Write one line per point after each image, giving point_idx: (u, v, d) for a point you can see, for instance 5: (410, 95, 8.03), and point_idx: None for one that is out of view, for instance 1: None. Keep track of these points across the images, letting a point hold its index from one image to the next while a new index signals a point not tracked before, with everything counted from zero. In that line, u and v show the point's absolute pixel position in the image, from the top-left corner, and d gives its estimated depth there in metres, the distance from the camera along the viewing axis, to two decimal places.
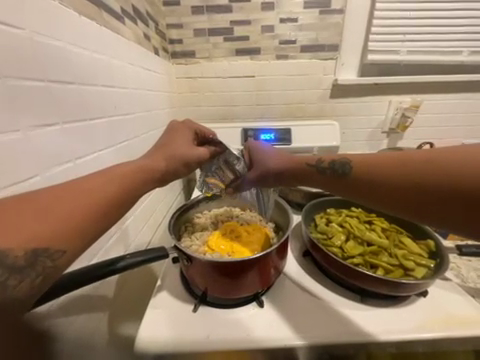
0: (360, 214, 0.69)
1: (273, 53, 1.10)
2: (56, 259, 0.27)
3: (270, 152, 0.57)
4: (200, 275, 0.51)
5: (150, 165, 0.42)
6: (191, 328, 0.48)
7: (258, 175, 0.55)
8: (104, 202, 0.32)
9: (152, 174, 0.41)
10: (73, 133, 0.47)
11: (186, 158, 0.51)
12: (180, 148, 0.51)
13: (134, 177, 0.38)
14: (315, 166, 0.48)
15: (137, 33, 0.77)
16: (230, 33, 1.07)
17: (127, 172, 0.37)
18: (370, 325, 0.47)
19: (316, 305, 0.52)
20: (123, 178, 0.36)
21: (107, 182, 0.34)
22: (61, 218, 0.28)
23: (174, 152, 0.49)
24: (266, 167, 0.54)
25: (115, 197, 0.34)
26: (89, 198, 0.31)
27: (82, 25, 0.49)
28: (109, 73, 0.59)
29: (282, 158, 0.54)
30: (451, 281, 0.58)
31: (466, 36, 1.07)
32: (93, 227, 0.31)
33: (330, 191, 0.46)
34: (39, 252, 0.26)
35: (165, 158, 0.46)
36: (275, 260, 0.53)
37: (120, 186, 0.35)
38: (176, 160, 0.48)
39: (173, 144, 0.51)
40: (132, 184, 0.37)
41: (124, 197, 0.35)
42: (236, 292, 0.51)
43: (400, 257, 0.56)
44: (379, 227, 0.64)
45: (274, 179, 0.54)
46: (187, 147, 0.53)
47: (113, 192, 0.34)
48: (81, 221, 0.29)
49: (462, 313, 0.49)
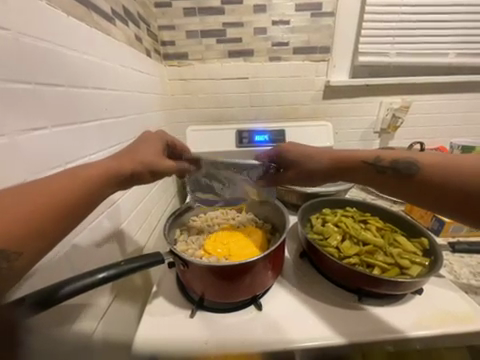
0: (355, 213, 0.69)
1: (266, 55, 1.11)
2: (12, 261, 0.26)
3: (313, 149, 0.55)
4: (197, 279, 0.50)
5: (115, 169, 0.40)
6: (188, 334, 0.47)
7: (299, 175, 0.56)
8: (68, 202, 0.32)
9: (118, 176, 0.40)
10: (63, 135, 0.45)
11: (154, 165, 0.47)
12: (153, 154, 0.48)
13: (101, 181, 0.37)
14: (373, 164, 0.47)
15: (129, 35, 0.77)
16: (223, 35, 1.07)
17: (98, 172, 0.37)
18: (365, 324, 0.48)
19: (314, 306, 0.52)
20: (91, 178, 0.35)
21: (75, 181, 0.34)
22: (21, 216, 0.27)
23: (141, 157, 0.46)
24: (311, 166, 0.54)
25: (80, 198, 0.33)
26: (52, 197, 0.31)
27: (71, 26, 0.48)
28: (100, 75, 0.58)
29: (329, 156, 0.52)
30: (445, 278, 0.59)
31: (452, 39, 1.11)
32: (51, 229, 0.30)
33: (383, 190, 0.47)
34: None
35: (131, 163, 0.43)
36: (272, 263, 0.53)
37: (86, 186, 0.34)
38: (144, 167, 0.45)
39: (142, 150, 0.48)
40: (101, 185, 0.36)
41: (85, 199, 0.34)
42: (233, 295, 0.50)
43: (396, 255, 0.56)
44: (374, 227, 0.64)
45: (318, 177, 0.54)
46: (157, 154, 0.50)
47: (75, 194, 0.33)
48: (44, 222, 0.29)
49: (455, 310, 0.50)
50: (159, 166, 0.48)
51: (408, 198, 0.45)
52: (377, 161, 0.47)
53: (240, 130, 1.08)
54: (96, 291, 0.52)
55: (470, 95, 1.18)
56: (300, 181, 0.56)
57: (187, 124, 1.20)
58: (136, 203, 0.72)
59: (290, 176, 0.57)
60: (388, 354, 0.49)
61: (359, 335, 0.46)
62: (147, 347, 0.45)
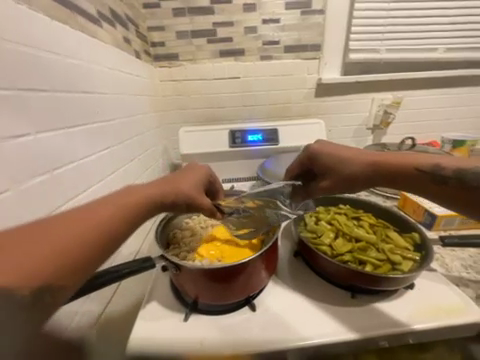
0: (347, 211, 0.70)
1: (257, 54, 1.10)
2: (56, 294, 0.26)
3: (356, 154, 0.55)
4: (190, 282, 0.50)
5: (154, 198, 0.40)
6: (182, 337, 0.47)
7: (338, 183, 0.56)
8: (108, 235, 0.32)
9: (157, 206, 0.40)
10: (49, 142, 0.45)
11: (194, 198, 0.48)
12: (194, 186, 0.49)
13: (139, 211, 0.37)
14: (430, 172, 0.47)
15: (117, 37, 0.76)
16: (214, 35, 1.07)
17: (135, 200, 0.37)
18: (358, 321, 0.48)
19: (307, 305, 0.53)
20: (128, 207, 0.36)
21: (109, 209, 0.34)
22: (69, 250, 0.28)
23: (183, 187, 0.47)
24: (350, 172, 0.54)
25: (117, 229, 0.33)
26: (92, 230, 0.30)
27: (54, 30, 0.47)
28: (86, 79, 0.57)
29: (376, 163, 0.52)
30: (436, 271, 0.60)
31: (440, 34, 1.12)
32: (92, 261, 0.30)
33: (433, 198, 0.48)
34: (42, 290, 0.25)
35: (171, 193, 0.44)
36: (265, 263, 0.53)
37: (128, 215, 0.35)
38: (185, 198, 0.46)
39: (184, 180, 0.49)
40: (140, 215, 0.37)
41: (123, 230, 0.34)
42: (227, 297, 0.50)
43: (387, 251, 0.56)
44: (366, 223, 0.65)
45: (359, 183, 0.54)
46: (199, 186, 0.51)
47: (116, 224, 0.33)
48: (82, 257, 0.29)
49: (447, 304, 0.51)
50: (199, 199, 0.49)
51: (461, 208, 0.46)
52: (436, 168, 0.47)
53: (233, 131, 1.08)
54: (88, 296, 0.52)
55: (460, 90, 1.19)
56: (338, 188, 0.57)
57: (180, 125, 1.19)
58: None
59: (326, 183, 0.58)
60: (382, 349, 0.50)
61: (354, 332, 0.46)
62: (143, 350, 0.46)
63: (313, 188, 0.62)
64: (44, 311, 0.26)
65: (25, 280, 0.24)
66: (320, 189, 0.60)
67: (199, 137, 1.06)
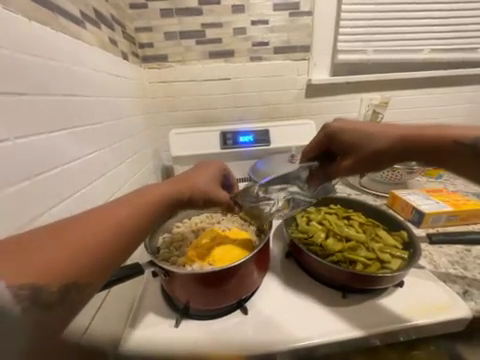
0: (338, 210, 0.70)
1: (247, 55, 1.10)
2: (82, 292, 0.27)
3: (384, 128, 0.52)
4: (181, 288, 0.49)
5: (170, 193, 0.40)
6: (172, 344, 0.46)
7: (362, 160, 0.54)
8: (125, 232, 0.31)
9: (174, 201, 0.40)
10: (31, 148, 0.43)
11: (210, 193, 0.47)
12: (209, 181, 0.49)
13: (156, 207, 0.37)
14: (468, 145, 0.44)
15: (102, 38, 0.74)
16: (203, 36, 1.06)
17: (150, 196, 0.37)
18: (348, 321, 0.49)
19: (300, 305, 0.53)
20: (144, 205, 0.35)
21: (126, 207, 0.33)
22: (93, 247, 0.28)
23: (198, 183, 0.46)
24: (375, 148, 0.51)
25: (137, 225, 0.33)
26: (112, 227, 0.30)
27: (34, 31, 0.46)
28: (69, 81, 0.55)
29: (408, 137, 0.49)
30: (425, 268, 0.61)
31: (425, 35, 1.15)
32: (114, 258, 0.30)
33: (468, 173, 0.46)
34: (68, 288, 0.25)
35: (187, 188, 0.43)
36: (257, 266, 0.53)
37: (146, 211, 0.35)
38: (200, 194, 0.45)
39: (199, 175, 0.48)
40: (157, 211, 0.37)
41: (140, 227, 0.33)
42: (218, 301, 0.50)
43: (377, 250, 0.57)
44: (357, 222, 0.66)
45: (386, 159, 0.51)
46: (213, 182, 0.50)
47: (135, 220, 0.33)
48: (103, 254, 0.28)
49: (436, 300, 0.52)
50: (215, 194, 0.48)
51: None
52: (473, 141, 0.44)
53: (224, 132, 1.07)
54: None
55: (445, 89, 1.23)
56: (361, 167, 0.55)
57: (171, 127, 1.18)
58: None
59: (347, 162, 0.56)
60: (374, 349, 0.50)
61: (344, 332, 0.47)
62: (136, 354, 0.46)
63: (333, 169, 0.61)
64: (70, 308, 0.26)
65: (53, 277, 0.24)
66: (341, 168, 0.58)
67: (190, 139, 1.05)
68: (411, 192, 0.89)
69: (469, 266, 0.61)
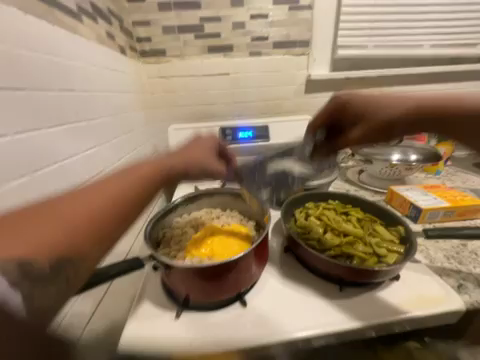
0: (336, 206, 0.71)
1: (246, 50, 1.09)
2: (78, 265, 0.27)
3: (396, 99, 0.48)
4: (181, 281, 0.50)
5: (162, 168, 0.39)
6: (172, 337, 0.47)
7: (373, 132, 0.50)
8: (122, 207, 0.32)
9: (167, 176, 0.40)
10: (28, 144, 0.43)
11: (205, 168, 0.45)
12: (203, 155, 0.47)
13: (149, 181, 0.36)
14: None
15: (99, 32, 0.73)
16: (201, 30, 1.05)
17: (142, 173, 0.37)
18: (344, 314, 0.50)
19: (298, 298, 0.53)
20: (135, 180, 0.35)
21: (117, 183, 0.33)
22: (85, 222, 0.28)
23: (191, 158, 0.44)
24: (389, 118, 0.48)
25: (131, 199, 0.33)
26: (103, 203, 0.30)
27: (30, 25, 0.45)
28: (66, 76, 0.55)
29: (423, 107, 0.45)
30: (421, 263, 0.62)
31: (426, 30, 1.14)
32: (110, 232, 0.30)
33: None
34: (62, 261, 0.25)
35: (180, 164, 0.42)
36: (255, 260, 0.53)
37: (138, 186, 0.35)
38: (193, 170, 0.44)
39: (192, 151, 0.46)
40: (151, 185, 0.37)
41: (134, 199, 0.33)
42: (218, 294, 0.51)
43: (374, 244, 0.58)
44: (354, 218, 0.66)
45: (398, 132, 0.48)
46: (208, 156, 0.48)
47: (128, 195, 0.33)
48: (102, 228, 0.29)
49: (432, 294, 0.53)
50: (210, 169, 0.46)
51: None
52: None
53: (223, 128, 1.07)
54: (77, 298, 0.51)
55: (445, 85, 1.22)
56: (371, 139, 0.51)
57: (169, 123, 1.17)
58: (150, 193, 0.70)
59: (355, 134, 0.53)
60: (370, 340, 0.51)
61: (339, 325, 0.48)
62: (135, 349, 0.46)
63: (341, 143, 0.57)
64: (66, 282, 0.26)
65: (45, 251, 0.24)
66: (349, 141, 0.54)
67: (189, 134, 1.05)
68: (409, 188, 0.89)
69: (464, 260, 0.62)
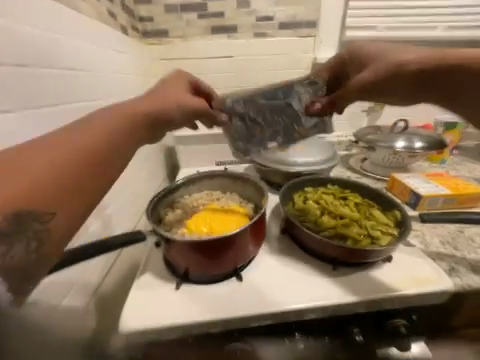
0: (335, 190, 0.72)
1: (250, 31, 1.06)
2: (48, 219, 0.26)
3: (418, 50, 0.49)
4: (180, 254, 0.53)
5: (134, 114, 0.36)
6: (171, 305, 0.50)
7: (384, 74, 0.50)
8: (89, 163, 0.29)
9: (144, 124, 0.37)
10: (30, 120, 0.44)
11: (174, 117, 0.43)
12: (171, 99, 0.44)
13: (119, 129, 0.34)
14: None
15: (100, 9, 0.71)
16: (205, 9, 1.02)
17: (111, 118, 0.34)
18: (334, 291, 0.52)
19: (293, 275, 0.56)
20: (106, 129, 0.32)
21: (85, 134, 0.30)
22: (52, 176, 0.26)
23: (161, 106, 0.41)
24: (404, 62, 0.48)
25: (99, 149, 0.31)
26: (73, 154, 0.28)
27: (31, 2, 0.45)
28: (68, 56, 0.55)
29: (443, 55, 0.46)
30: (415, 247, 0.63)
31: (441, 11, 1.08)
32: (87, 188, 0.29)
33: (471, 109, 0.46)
34: (24, 216, 0.25)
35: (150, 110, 0.39)
36: (252, 238, 0.55)
37: (108, 135, 0.32)
38: (164, 118, 0.41)
39: (160, 96, 0.44)
40: (126, 135, 0.34)
41: (106, 151, 0.31)
42: (215, 268, 0.53)
43: (369, 227, 0.59)
44: (352, 202, 0.67)
45: (409, 78, 0.48)
46: (179, 100, 0.45)
47: (100, 145, 0.31)
48: (75, 179, 0.28)
49: (423, 275, 0.55)
50: (176, 118, 0.44)
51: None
52: None
53: None
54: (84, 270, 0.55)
55: None
56: (377, 84, 0.51)
57: None
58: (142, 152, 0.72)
59: (363, 76, 0.53)
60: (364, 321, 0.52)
61: (327, 300, 0.51)
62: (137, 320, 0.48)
63: (345, 86, 0.56)
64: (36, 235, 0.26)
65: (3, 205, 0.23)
66: (357, 81, 0.53)
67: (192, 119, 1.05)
68: (411, 175, 0.89)
69: (459, 246, 0.63)
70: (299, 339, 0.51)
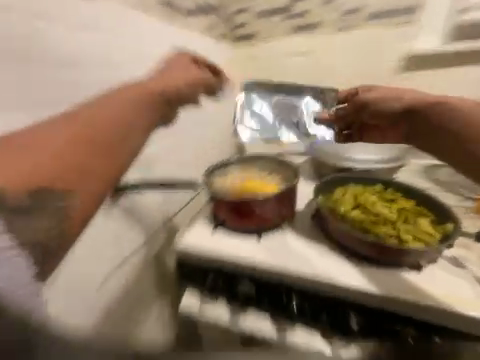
0: (383, 191, 0.68)
1: (334, 26, 1.06)
2: (67, 197, 0.29)
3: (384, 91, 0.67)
4: (222, 205, 0.66)
5: (145, 89, 0.37)
6: (210, 240, 0.64)
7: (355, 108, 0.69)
8: (104, 140, 0.30)
9: (157, 100, 0.38)
10: None
11: (181, 94, 0.43)
12: (177, 76, 0.45)
13: (132, 104, 0.33)
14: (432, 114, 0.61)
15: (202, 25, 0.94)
16: (291, 10, 1.09)
17: (126, 92, 0.34)
18: (353, 276, 0.56)
19: (318, 254, 0.60)
20: (118, 103, 0.32)
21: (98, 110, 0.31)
22: (71, 155, 0.28)
23: (169, 82, 0.42)
24: (372, 102, 0.66)
25: (114, 124, 0.31)
26: (85, 132, 0.29)
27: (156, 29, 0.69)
28: None
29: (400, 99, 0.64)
30: (469, 272, 0.57)
31: None
32: (101, 167, 0.30)
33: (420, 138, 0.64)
34: (42, 193, 0.27)
35: (158, 86, 0.39)
36: (277, 207, 0.65)
37: (121, 110, 0.32)
38: (173, 94, 0.42)
39: (170, 76, 0.45)
40: (138, 109, 0.34)
41: (118, 125, 0.31)
42: (243, 223, 0.65)
43: (403, 232, 0.58)
44: (398, 205, 0.64)
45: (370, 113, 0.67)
46: (187, 80, 0.46)
47: (109, 120, 0.31)
48: (82, 162, 0.28)
49: (461, 296, 0.52)
50: (184, 95, 0.44)
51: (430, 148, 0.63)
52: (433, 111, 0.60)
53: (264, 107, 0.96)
54: None
55: None
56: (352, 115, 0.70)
57: None
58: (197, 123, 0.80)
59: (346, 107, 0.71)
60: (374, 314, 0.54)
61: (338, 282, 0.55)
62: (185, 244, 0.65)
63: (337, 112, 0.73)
64: (54, 212, 0.28)
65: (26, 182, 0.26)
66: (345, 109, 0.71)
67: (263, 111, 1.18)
68: None
69: None
70: (295, 302, 0.58)
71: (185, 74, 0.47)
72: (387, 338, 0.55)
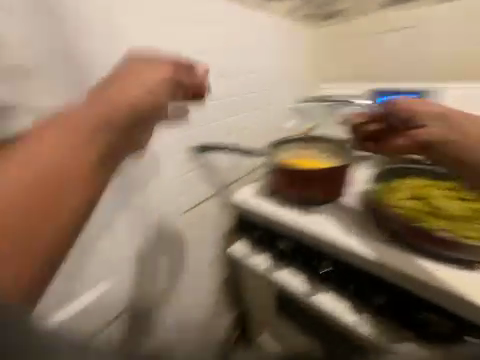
0: (449, 189, 0.65)
1: None
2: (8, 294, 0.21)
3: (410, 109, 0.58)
4: (275, 174, 0.72)
5: (92, 121, 0.26)
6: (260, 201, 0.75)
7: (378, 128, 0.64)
8: (40, 193, 0.22)
9: (119, 130, 0.28)
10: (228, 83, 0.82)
11: (147, 106, 0.31)
12: (138, 83, 0.31)
13: (84, 141, 0.25)
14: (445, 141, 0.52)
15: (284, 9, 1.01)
16: None
17: (65, 124, 0.25)
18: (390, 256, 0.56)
19: (361, 232, 0.62)
20: (68, 143, 0.24)
21: (34, 160, 0.23)
22: (2, 230, 0.21)
23: (122, 95, 0.30)
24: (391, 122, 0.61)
25: (69, 164, 0.24)
26: (32, 193, 0.22)
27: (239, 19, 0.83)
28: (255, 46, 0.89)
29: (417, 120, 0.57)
30: None
31: None
32: (55, 223, 0.23)
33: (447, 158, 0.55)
34: None
35: (103, 107, 0.27)
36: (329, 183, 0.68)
37: (68, 148, 0.24)
38: (135, 118, 0.30)
39: (119, 82, 0.31)
40: (94, 147, 0.25)
41: (76, 170, 0.24)
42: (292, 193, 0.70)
43: (465, 228, 0.55)
44: (463, 205, 0.61)
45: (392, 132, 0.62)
46: (144, 86, 0.32)
47: (59, 164, 0.23)
48: (21, 237, 0.21)
49: None
50: (149, 108, 0.32)
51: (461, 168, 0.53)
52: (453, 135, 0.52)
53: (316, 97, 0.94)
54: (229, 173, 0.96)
55: None
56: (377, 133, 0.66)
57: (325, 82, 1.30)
58: (226, 112, 0.82)
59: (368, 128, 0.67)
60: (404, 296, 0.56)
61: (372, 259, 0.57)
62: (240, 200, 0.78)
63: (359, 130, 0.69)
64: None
65: None
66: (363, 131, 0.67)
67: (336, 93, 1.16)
68: None
69: None
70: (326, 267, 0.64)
71: (141, 81, 0.32)
72: (415, 323, 0.55)
